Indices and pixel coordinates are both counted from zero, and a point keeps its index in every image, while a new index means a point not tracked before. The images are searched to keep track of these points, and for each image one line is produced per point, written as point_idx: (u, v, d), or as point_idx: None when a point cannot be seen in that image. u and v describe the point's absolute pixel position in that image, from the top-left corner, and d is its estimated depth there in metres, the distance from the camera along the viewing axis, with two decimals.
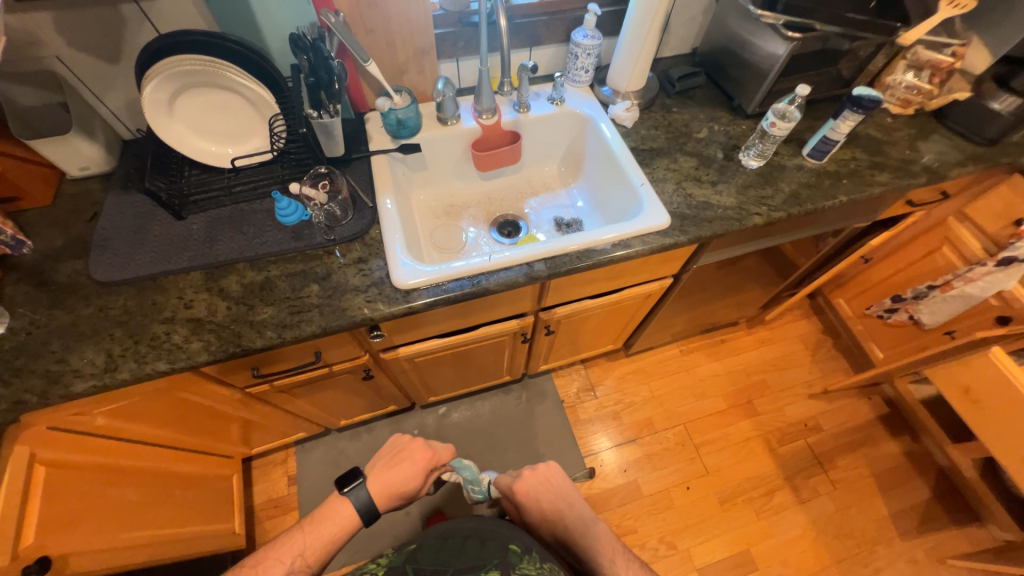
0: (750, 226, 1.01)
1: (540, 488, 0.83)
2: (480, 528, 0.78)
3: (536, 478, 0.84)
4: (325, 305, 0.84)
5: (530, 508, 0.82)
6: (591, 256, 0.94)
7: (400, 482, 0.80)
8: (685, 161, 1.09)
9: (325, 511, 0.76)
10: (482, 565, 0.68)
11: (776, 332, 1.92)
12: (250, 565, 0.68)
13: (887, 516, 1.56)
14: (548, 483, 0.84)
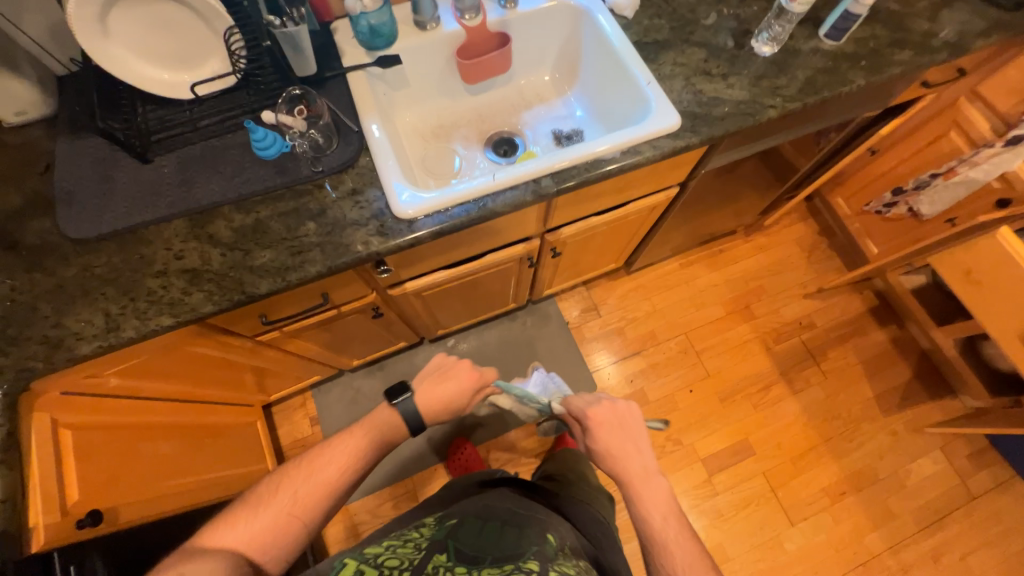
0: (765, 120, 0.95)
1: (614, 421, 0.85)
2: (513, 518, 0.89)
3: (612, 410, 0.86)
4: (326, 243, 0.79)
5: (599, 436, 0.84)
6: (597, 169, 0.89)
7: (447, 398, 0.84)
8: (693, 53, 0.99)
9: (372, 417, 0.79)
10: (520, 550, 0.77)
11: (773, 238, 1.92)
12: (309, 460, 0.73)
13: (872, 397, 1.70)
14: (624, 421, 0.86)
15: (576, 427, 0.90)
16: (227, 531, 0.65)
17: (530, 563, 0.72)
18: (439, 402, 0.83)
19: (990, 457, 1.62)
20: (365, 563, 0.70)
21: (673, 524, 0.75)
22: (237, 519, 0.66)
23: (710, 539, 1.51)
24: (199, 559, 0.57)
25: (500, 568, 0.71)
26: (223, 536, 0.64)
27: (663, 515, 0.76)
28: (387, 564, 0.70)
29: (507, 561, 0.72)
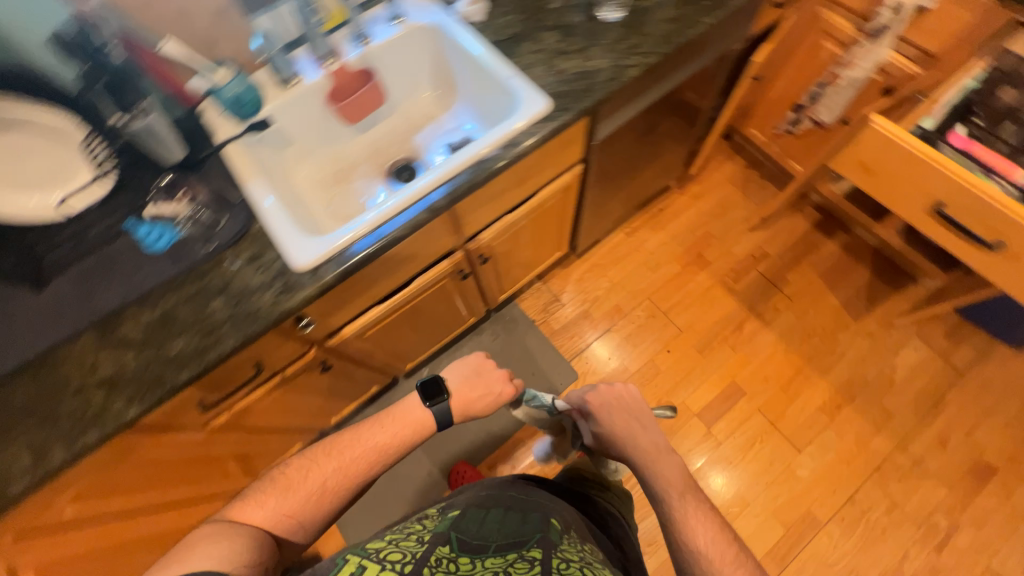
0: (631, 79, 0.98)
1: (615, 408, 0.94)
2: (515, 504, 0.87)
3: (607, 398, 0.95)
4: (236, 315, 0.80)
5: (602, 416, 0.93)
6: (482, 170, 0.91)
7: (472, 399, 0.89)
8: (548, 37, 1.03)
9: (400, 412, 0.83)
10: (525, 539, 0.76)
11: (706, 184, 1.97)
12: (337, 446, 0.77)
13: (841, 306, 1.73)
14: (624, 405, 0.94)
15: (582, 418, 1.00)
16: (255, 508, 0.70)
17: (533, 551, 0.73)
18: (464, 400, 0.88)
19: (965, 329, 1.65)
20: (369, 557, 0.68)
21: (690, 497, 0.80)
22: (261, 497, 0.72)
23: (726, 488, 1.51)
24: (226, 538, 0.63)
25: (501, 558, 0.71)
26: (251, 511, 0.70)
27: (676, 487, 0.82)
28: (392, 558, 0.68)
29: (509, 549, 0.73)
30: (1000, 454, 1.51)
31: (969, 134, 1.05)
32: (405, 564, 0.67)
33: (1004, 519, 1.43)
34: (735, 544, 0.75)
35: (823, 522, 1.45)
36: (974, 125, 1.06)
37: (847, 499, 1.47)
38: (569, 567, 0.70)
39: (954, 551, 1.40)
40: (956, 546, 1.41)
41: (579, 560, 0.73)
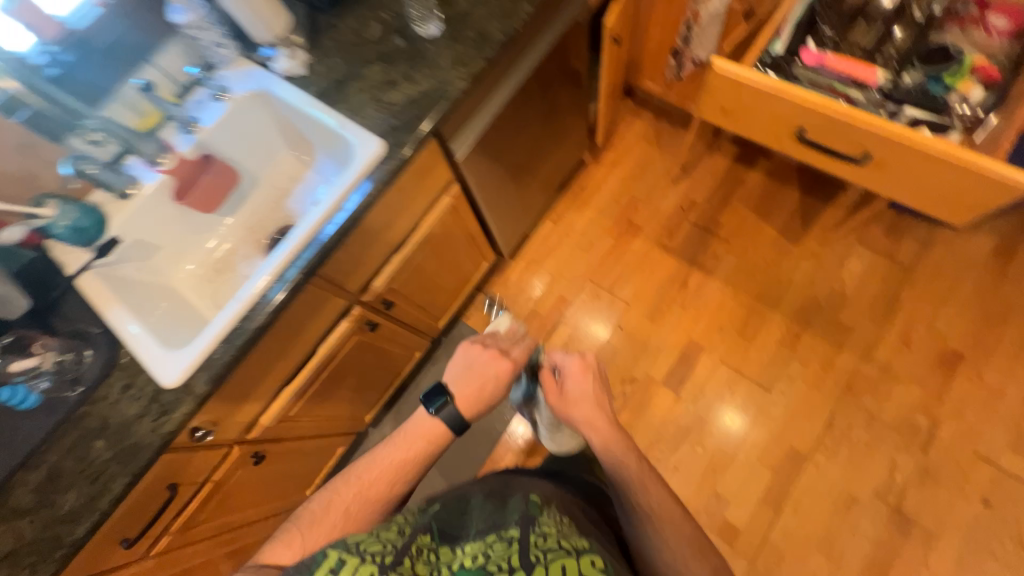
0: (461, 92, 0.95)
1: (586, 382, 0.99)
2: (495, 491, 0.83)
3: (582, 372, 0.99)
4: (120, 452, 0.79)
5: (578, 385, 0.99)
6: (327, 237, 0.88)
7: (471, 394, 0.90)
8: (372, 72, 0.99)
9: (413, 427, 0.88)
10: (502, 521, 0.71)
11: (620, 148, 1.92)
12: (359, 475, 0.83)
13: (778, 233, 1.70)
14: (595, 381, 1.00)
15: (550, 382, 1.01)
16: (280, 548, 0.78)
17: (510, 530, 0.68)
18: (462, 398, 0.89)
19: (904, 224, 1.63)
20: (348, 551, 0.65)
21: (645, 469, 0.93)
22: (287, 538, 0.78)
23: (707, 446, 1.50)
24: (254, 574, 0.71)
25: (478, 541, 0.67)
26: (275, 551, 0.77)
27: (633, 461, 0.93)
28: (371, 549, 0.65)
29: (488, 531, 0.69)
30: (964, 339, 1.49)
31: (819, 47, 1.01)
32: (385, 559, 0.63)
33: (981, 402, 1.42)
34: (676, 506, 0.91)
35: (807, 455, 1.45)
36: (822, 35, 1.01)
37: (825, 425, 1.46)
38: (547, 543, 0.65)
39: (939, 448, 1.40)
40: (940, 442, 1.40)
41: (556, 530, 0.69)
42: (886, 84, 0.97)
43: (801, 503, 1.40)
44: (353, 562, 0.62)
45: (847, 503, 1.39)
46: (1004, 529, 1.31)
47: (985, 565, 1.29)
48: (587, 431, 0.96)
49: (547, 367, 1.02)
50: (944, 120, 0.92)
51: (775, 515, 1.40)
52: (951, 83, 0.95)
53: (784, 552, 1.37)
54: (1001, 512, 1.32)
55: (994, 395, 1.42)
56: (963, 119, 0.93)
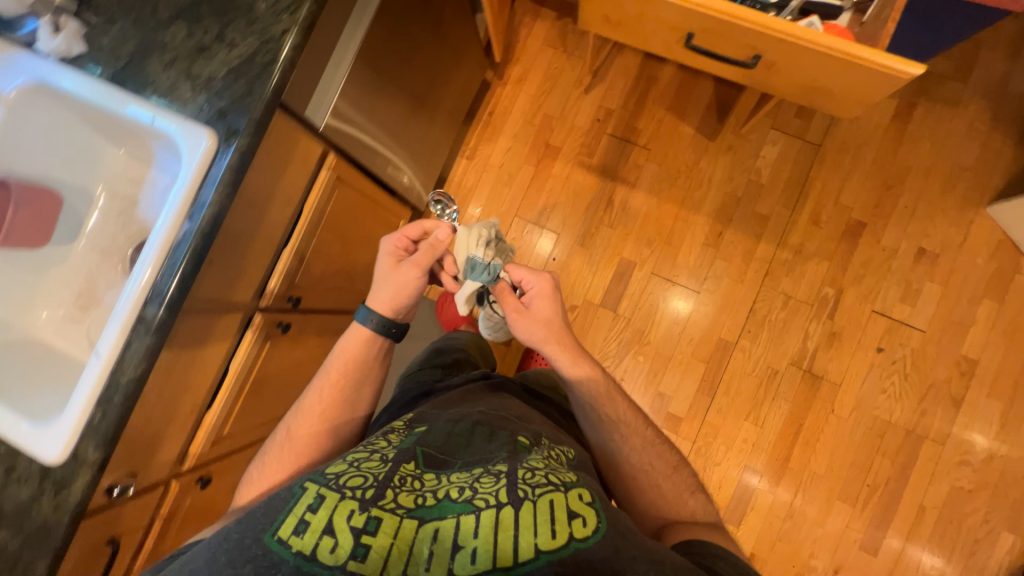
0: (294, 48, 0.76)
1: (548, 304, 0.98)
2: (487, 418, 0.81)
3: (545, 292, 0.98)
4: (29, 536, 0.74)
5: (542, 308, 0.98)
6: (176, 269, 0.75)
7: (401, 299, 0.94)
8: (174, 37, 0.78)
9: (352, 333, 0.96)
10: (491, 457, 0.71)
11: (524, 60, 1.73)
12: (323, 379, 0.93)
13: (695, 131, 1.65)
14: (557, 303, 0.99)
15: (510, 301, 0.98)
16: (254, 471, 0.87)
17: (499, 464, 0.68)
18: (391, 304, 0.94)
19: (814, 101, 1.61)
20: (327, 485, 0.63)
21: (609, 382, 0.98)
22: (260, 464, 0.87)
23: (648, 354, 1.61)
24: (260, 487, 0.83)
25: (466, 472, 0.68)
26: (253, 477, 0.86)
27: (597, 377, 0.98)
28: (352, 482, 0.63)
29: (476, 465, 0.69)
30: (866, 208, 1.57)
31: None
32: (366, 491, 0.61)
33: (879, 264, 1.55)
34: (637, 414, 0.98)
35: (734, 342, 1.57)
36: None
37: (748, 312, 1.58)
38: (534, 478, 0.65)
39: (844, 312, 1.55)
40: (844, 307, 1.55)
41: (545, 465, 0.69)
42: None
43: (731, 385, 1.56)
44: (337, 498, 0.60)
45: (769, 376, 1.55)
46: (894, 369, 1.52)
47: (878, 401, 1.51)
48: (551, 351, 0.98)
49: (507, 283, 0.99)
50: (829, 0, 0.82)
51: (709, 400, 1.57)
52: None
53: (719, 428, 1.56)
54: (891, 356, 1.52)
55: (890, 256, 1.55)
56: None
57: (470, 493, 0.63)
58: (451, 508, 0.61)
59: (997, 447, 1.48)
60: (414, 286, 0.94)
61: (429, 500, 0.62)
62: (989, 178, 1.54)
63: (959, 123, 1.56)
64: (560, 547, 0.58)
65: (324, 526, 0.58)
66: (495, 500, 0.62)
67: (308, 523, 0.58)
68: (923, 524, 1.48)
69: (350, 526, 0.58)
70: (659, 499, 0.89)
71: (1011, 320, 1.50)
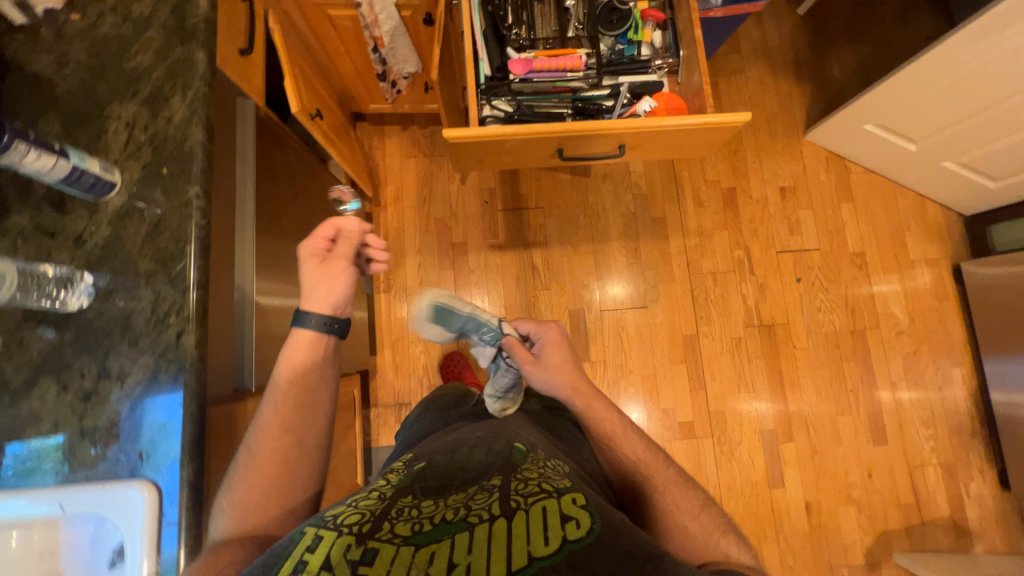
0: (197, 344, 0.68)
1: (558, 352, 1.01)
2: (487, 440, 0.85)
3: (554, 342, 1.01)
4: None
5: (551, 352, 1.02)
6: (175, 562, 0.63)
7: (337, 295, 0.76)
8: (42, 397, 0.65)
9: (292, 338, 0.75)
10: (487, 471, 0.73)
11: (392, 179, 1.74)
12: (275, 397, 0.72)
13: (572, 174, 1.77)
14: (566, 351, 1.03)
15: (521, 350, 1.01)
16: (224, 520, 0.65)
17: (493, 480, 0.69)
18: (330, 303, 0.76)
19: None
20: (326, 525, 0.61)
21: (622, 420, 0.96)
22: (230, 505, 0.66)
23: (635, 381, 1.67)
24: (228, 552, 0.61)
25: (462, 494, 0.67)
26: (225, 525, 0.65)
27: (611, 419, 0.97)
28: (348, 520, 0.62)
29: (469, 485, 0.69)
30: (729, 175, 1.81)
31: (520, 52, 0.94)
32: (361, 526, 0.60)
33: (761, 214, 1.79)
34: (657, 453, 0.92)
35: (695, 334, 1.70)
36: (514, 40, 0.94)
37: (693, 303, 1.72)
38: (526, 488, 0.66)
39: (759, 264, 1.75)
40: (757, 260, 1.75)
41: (539, 474, 0.70)
42: (592, 60, 0.94)
43: (714, 370, 1.68)
44: (334, 536, 0.59)
45: (737, 346, 1.70)
46: (816, 289, 1.75)
47: (820, 320, 1.73)
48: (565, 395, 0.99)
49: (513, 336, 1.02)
50: (650, 77, 0.94)
51: (704, 393, 1.66)
52: (635, 37, 0.95)
53: (724, 412, 1.66)
54: (809, 280, 1.75)
55: (764, 204, 1.80)
56: (664, 67, 0.95)
57: (465, 512, 0.62)
58: (448, 529, 0.60)
59: (913, 309, 1.76)
60: (349, 282, 0.77)
61: (426, 526, 0.61)
62: (795, 114, 1.86)
63: (753, 83, 1.88)
64: (556, 552, 0.55)
65: (319, 562, 0.55)
66: (487, 515, 0.61)
67: (305, 562, 0.55)
68: (902, 398, 1.70)
69: (344, 558, 0.56)
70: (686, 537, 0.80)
71: (866, 210, 1.81)
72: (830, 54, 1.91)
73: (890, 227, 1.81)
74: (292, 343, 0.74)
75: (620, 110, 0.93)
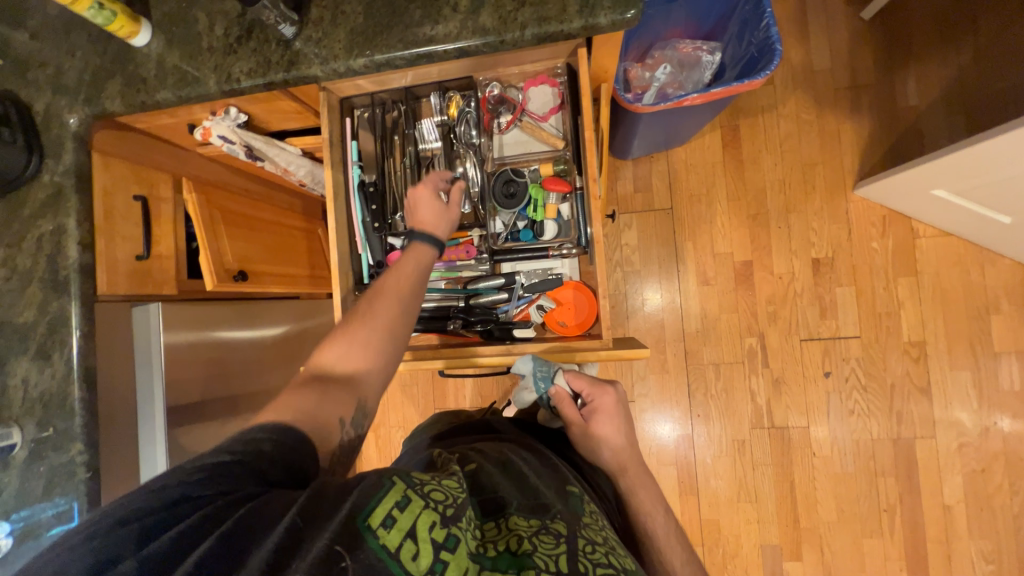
0: None
1: (611, 424, 0.74)
2: (537, 468, 0.64)
3: (608, 409, 0.74)
4: None
5: (607, 423, 0.75)
6: None
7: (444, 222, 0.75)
8: None
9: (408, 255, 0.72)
10: (547, 505, 0.55)
11: None
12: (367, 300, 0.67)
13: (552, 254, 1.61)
14: (623, 424, 0.76)
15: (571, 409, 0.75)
16: (337, 347, 0.63)
17: (558, 521, 0.51)
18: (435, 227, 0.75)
19: (644, 170, 1.55)
20: (415, 487, 0.46)
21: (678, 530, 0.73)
22: (341, 336, 0.65)
23: None
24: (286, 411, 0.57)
25: (526, 521, 0.51)
26: (332, 352, 0.63)
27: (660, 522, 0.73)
28: (437, 495, 0.45)
29: (534, 516, 0.51)
30: (745, 247, 1.51)
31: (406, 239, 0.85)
32: (450, 508, 0.45)
33: (784, 294, 1.49)
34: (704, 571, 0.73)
35: (690, 432, 1.51)
36: (400, 223, 0.85)
37: (689, 398, 1.51)
38: (597, 555, 0.48)
39: (775, 355, 1.48)
40: (773, 350, 1.49)
41: (605, 540, 0.51)
42: (484, 244, 0.83)
43: (711, 477, 1.49)
44: (420, 505, 0.44)
45: (739, 449, 1.49)
46: (850, 387, 1.45)
47: (852, 423, 1.44)
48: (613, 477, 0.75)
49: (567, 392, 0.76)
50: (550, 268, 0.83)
51: (697, 498, 1.50)
52: (536, 215, 0.82)
53: (719, 522, 1.48)
54: (841, 375, 1.45)
55: (790, 280, 1.48)
56: (570, 252, 0.82)
57: (531, 549, 0.46)
58: (516, 563, 0.44)
59: (986, 415, 1.40)
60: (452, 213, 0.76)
61: (492, 552, 0.45)
62: (842, 160, 1.47)
63: (788, 121, 1.49)
64: None
65: (407, 528, 0.42)
66: (557, 568, 0.44)
67: (392, 523, 0.41)
68: (956, 523, 1.40)
69: (430, 537, 0.42)
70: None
71: (934, 287, 1.43)
72: (903, 71, 1.45)
73: (964, 308, 1.42)
74: (411, 250, 0.72)
75: (515, 305, 0.83)
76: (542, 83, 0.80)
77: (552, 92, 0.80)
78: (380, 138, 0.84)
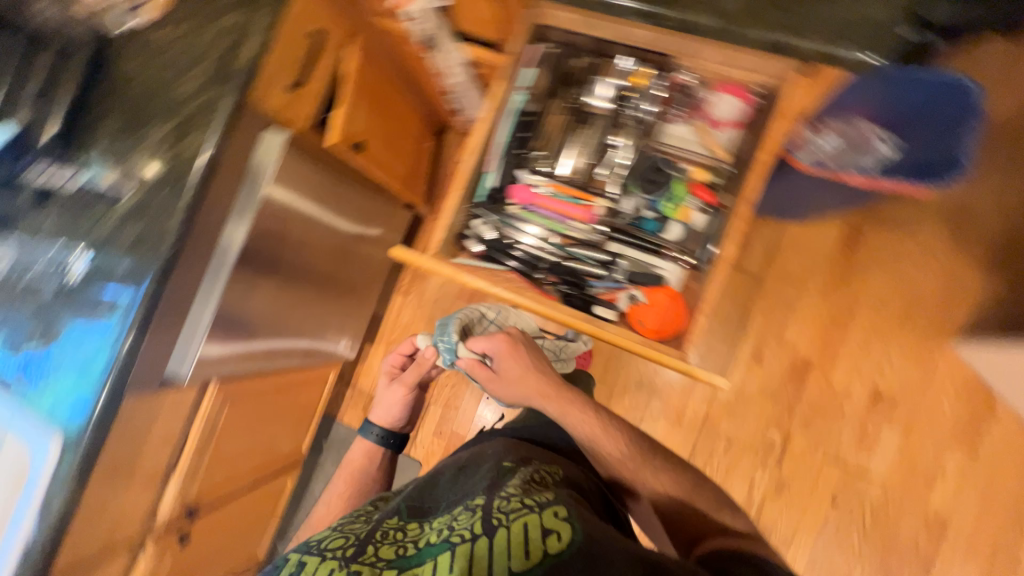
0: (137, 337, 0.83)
1: (515, 362, 0.91)
2: (468, 465, 0.83)
3: (505, 352, 0.93)
4: None
5: (514, 364, 0.91)
6: (58, 496, 0.81)
7: (390, 415, 1.14)
8: (32, 330, 0.84)
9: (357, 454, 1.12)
10: (471, 492, 0.73)
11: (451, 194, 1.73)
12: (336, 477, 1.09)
13: None
14: (522, 356, 0.93)
15: (481, 368, 0.96)
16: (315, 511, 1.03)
17: (478, 498, 0.70)
18: (386, 419, 1.15)
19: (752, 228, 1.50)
20: (312, 552, 0.68)
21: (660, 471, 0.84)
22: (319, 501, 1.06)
23: None
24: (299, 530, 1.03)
25: (445, 517, 0.70)
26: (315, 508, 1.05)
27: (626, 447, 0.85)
28: (333, 547, 0.69)
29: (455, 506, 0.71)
30: (814, 344, 1.45)
31: (533, 178, 0.86)
32: (351, 549, 0.67)
33: (831, 406, 1.43)
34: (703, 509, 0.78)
35: None
36: (535, 160, 0.87)
37: (690, 458, 1.48)
38: (508, 505, 0.65)
39: (794, 458, 1.43)
40: (794, 453, 1.43)
41: (519, 492, 0.68)
42: (604, 215, 0.85)
43: None
44: (321, 560, 0.66)
45: None
46: (852, 524, 1.38)
47: (838, 558, 1.38)
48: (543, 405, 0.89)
49: (472, 357, 0.98)
50: (656, 265, 0.83)
51: None
52: (667, 211, 0.83)
53: None
54: (849, 509, 1.39)
55: (843, 397, 1.42)
56: (681, 261, 0.83)
57: (447, 534, 0.64)
58: (430, 553, 0.63)
59: None
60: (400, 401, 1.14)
61: (410, 551, 0.65)
62: (952, 308, 1.39)
63: (919, 247, 1.41)
64: (533, 566, 0.57)
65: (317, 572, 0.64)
66: (467, 536, 0.62)
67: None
68: None
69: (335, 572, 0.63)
70: (725, 562, 0.64)
71: (985, 471, 1.35)
72: None
73: (1004, 505, 1.33)
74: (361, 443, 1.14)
75: (605, 285, 0.84)
76: (733, 94, 0.81)
77: (740, 105, 0.81)
78: (557, 78, 0.87)
